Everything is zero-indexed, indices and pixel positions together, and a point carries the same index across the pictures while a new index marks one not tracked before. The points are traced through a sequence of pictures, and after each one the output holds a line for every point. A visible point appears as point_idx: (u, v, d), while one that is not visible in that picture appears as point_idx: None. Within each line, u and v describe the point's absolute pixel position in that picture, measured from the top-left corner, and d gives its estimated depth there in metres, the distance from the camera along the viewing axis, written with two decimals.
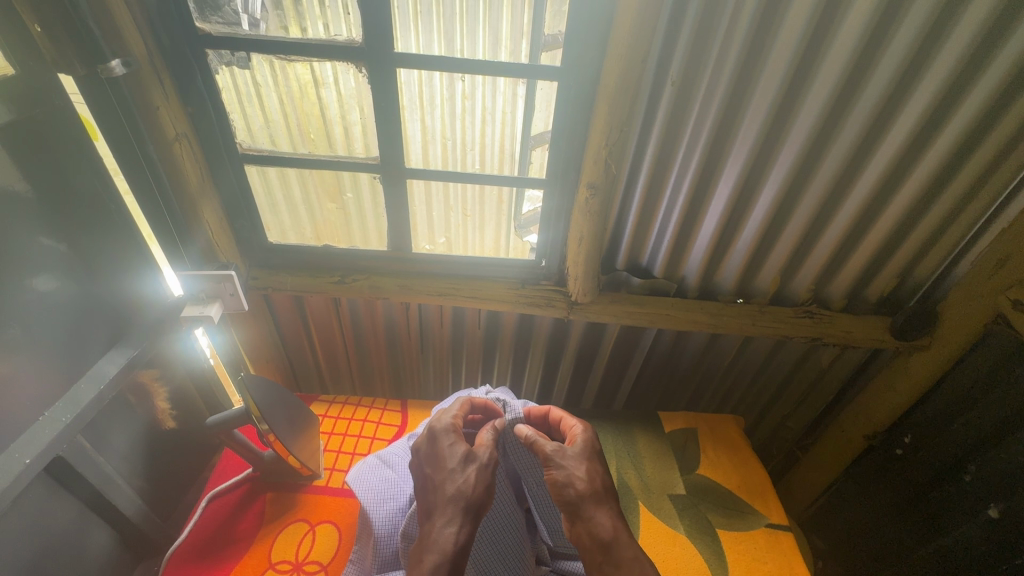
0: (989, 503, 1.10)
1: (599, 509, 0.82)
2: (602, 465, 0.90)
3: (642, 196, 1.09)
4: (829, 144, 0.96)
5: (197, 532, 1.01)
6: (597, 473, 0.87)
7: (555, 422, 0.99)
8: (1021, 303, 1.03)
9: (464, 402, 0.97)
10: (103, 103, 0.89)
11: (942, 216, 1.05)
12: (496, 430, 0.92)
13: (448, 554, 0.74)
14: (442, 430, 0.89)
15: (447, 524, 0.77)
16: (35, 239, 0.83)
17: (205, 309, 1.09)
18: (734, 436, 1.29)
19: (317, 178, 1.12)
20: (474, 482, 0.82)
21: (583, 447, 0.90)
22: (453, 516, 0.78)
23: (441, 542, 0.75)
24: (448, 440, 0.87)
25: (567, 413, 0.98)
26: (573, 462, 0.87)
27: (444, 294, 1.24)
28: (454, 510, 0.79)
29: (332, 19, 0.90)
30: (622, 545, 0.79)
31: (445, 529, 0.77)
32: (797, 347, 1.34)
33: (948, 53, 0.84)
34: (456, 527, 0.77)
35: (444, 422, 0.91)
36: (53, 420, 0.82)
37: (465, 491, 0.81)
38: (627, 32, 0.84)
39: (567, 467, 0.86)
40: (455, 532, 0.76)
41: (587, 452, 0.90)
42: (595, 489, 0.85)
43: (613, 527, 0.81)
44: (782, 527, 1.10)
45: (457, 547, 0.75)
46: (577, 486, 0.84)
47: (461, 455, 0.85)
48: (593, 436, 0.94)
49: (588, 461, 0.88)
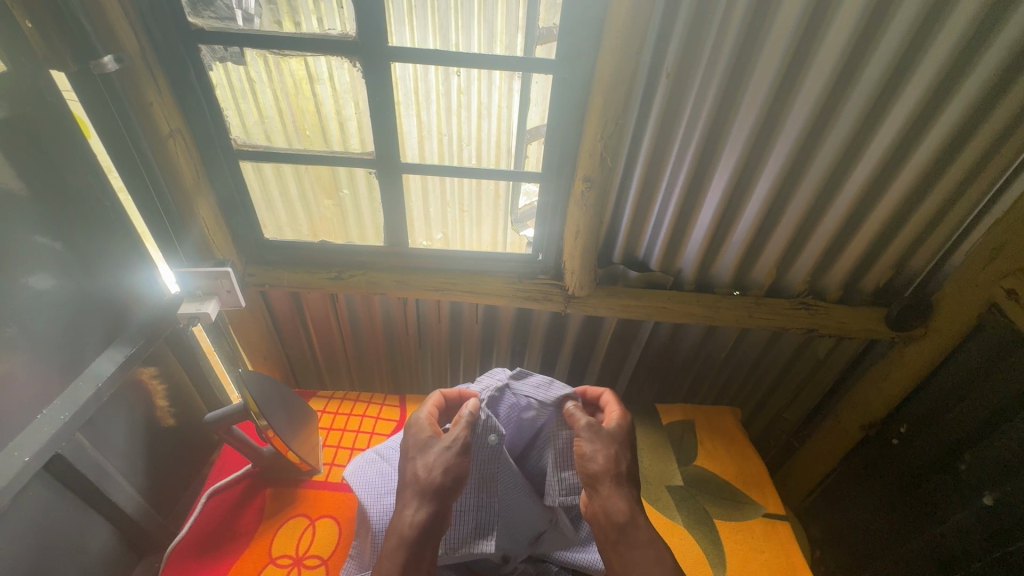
0: (982, 490, 1.11)
1: (618, 491, 0.84)
2: (626, 447, 0.90)
3: (638, 190, 1.09)
4: (824, 134, 0.96)
5: (197, 527, 1.01)
6: (623, 456, 0.88)
7: (604, 406, 0.99)
8: (1015, 293, 1.03)
9: (437, 398, 0.97)
10: (96, 99, 0.87)
11: (936, 207, 1.06)
12: (473, 412, 0.87)
13: (406, 537, 0.77)
14: (418, 420, 0.91)
15: (407, 507, 0.79)
16: (31, 238, 0.83)
17: (202, 306, 1.03)
18: (731, 426, 1.30)
19: (314, 174, 1.12)
20: (432, 465, 0.82)
21: (616, 430, 0.91)
22: (412, 499, 0.80)
23: (400, 526, 0.78)
24: (416, 428, 0.89)
25: (613, 398, 0.98)
26: (603, 440, 0.88)
27: (441, 289, 1.23)
28: (413, 493, 0.80)
29: (326, 13, 0.90)
30: (631, 526, 0.81)
31: (405, 511, 0.79)
32: (794, 338, 1.34)
33: (941, 44, 0.84)
34: (413, 509, 0.79)
35: (421, 413, 0.92)
36: (52, 418, 0.84)
37: (423, 476, 0.81)
38: (621, 23, 0.84)
39: (596, 443, 0.88)
40: (411, 514, 0.78)
41: (619, 433, 0.91)
42: (619, 470, 0.86)
43: (629, 510, 0.83)
44: (779, 516, 1.11)
45: (413, 530, 0.77)
46: (598, 463, 0.86)
47: (426, 439, 0.87)
48: (625, 418, 0.94)
49: (617, 445, 0.89)
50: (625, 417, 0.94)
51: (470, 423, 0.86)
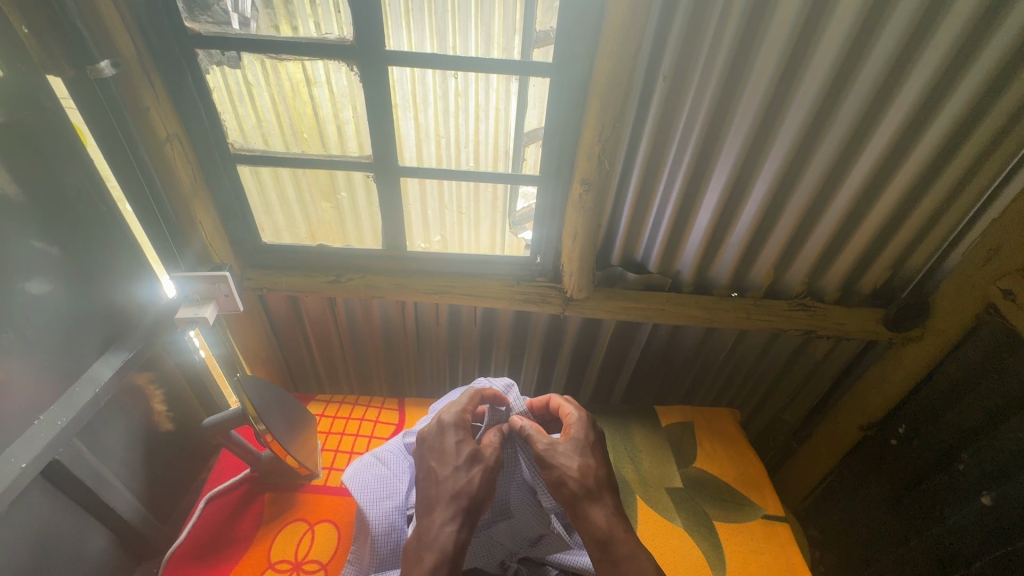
0: (980, 490, 1.11)
1: (593, 506, 0.84)
2: (595, 458, 0.91)
3: (636, 193, 1.09)
4: (820, 137, 0.96)
5: (196, 532, 1.01)
6: (589, 468, 0.89)
7: (555, 410, 1.01)
8: (1012, 294, 1.03)
9: (473, 394, 0.97)
10: (93, 105, 0.88)
11: (932, 208, 1.06)
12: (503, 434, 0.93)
13: (447, 552, 0.75)
14: (450, 424, 0.90)
15: (447, 522, 0.78)
16: (27, 242, 0.82)
17: (199, 310, 1.05)
18: (729, 427, 1.30)
19: (311, 177, 1.12)
20: (479, 483, 0.83)
21: (574, 442, 0.91)
22: (452, 514, 0.79)
23: (441, 540, 0.77)
24: (456, 437, 0.88)
25: (566, 399, 1.00)
26: (565, 457, 0.89)
27: (440, 292, 1.23)
28: (456, 509, 0.80)
29: (323, 17, 0.90)
30: (613, 540, 0.82)
31: (444, 526, 0.78)
32: (792, 340, 1.35)
33: (935, 46, 0.84)
34: (456, 526, 0.78)
35: (452, 416, 0.92)
36: (50, 424, 0.84)
37: (468, 491, 0.82)
38: (618, 25, 0.84)
39: (560, 465, 0.87)
40: (453, 530, 0.78)
41: (579, 446, 0.91)
42: (589, 485, 0.86)
43: (608, 524, 0.83)
44: (778, 518, 1.11)
45: (455, 546, 0.76)
46: (570, 484, 0.86)
47: (467, 454, 0.86)
48: (589, 425, 0.96)
49: (581, 456, 0.90)
50: (585, 415, 0.98)
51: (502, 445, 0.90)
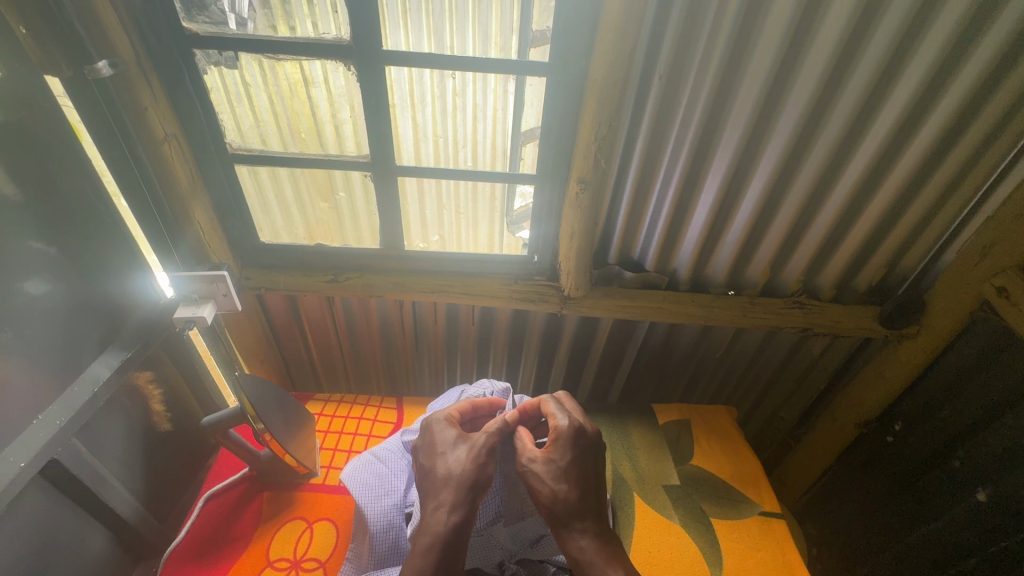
0: (976, 487, 1.11)
1: (567, 531, 0.82)
2: (571, 482, 0.86)
3: (633, 191, 1.10)
4: (815, 136, 0.97)
5: (195, 531, 1.02)
6: (562, 493, 0.84)
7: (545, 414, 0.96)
8: (1006, 291, 1.03)
9: (465, 402, 1.00)
10: (91, 104, 0.89)
11: (927, 206, 1.07)
12: (505, 421, 0.92)
13: (439, 536, 0.76)
14: (437, 421, 0.92)
15: (441, 507, 0.79)
16: (25, 243, 0.83)
17: (198, 310, 1.04)
18: (725, 423, 1.31)
19: (309, 178, 1.12)
20: (464, 461, 0.84)
21: (548, 466, 0.87)
22: (447, 498, 0.80)
23: (433, 526, 0.77)
24: (440, 428, 0.91)
25: (555, 407, 0.94)
26: (536, 481, 0.86)
27: (438, 291, 1.24)
28: (447, 493, 0.80)
29: (320, 17, 0.90)
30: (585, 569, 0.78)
31: (437, 512, 0.79)
32: (788, 337, 1.35)
33: (928, 46, 0.85)
34: (447, 509, 0.78)
35: (439, 414, 0.94)
36: (48, 423, 0.84)
37: (455, 471, 0.83)
38: (614, 24, 0.84)
39: (531, 487, 0.86)
40: (445, 514, 0.78)
41: (552, 471, 0.86)
42: (558, 513, 0.83)
43: (581, 551, 0.80)
44: (774, 515, 1.12)
45: (448, 528, 0.77)
46: (540, 509, 0.84)
47: (452, 439, 0.88)
48: (574, 439, 0.90)
49: (554, 480, 0.85)
50: (574, 422, 0.92)
51: (498, 430, 0.90)
